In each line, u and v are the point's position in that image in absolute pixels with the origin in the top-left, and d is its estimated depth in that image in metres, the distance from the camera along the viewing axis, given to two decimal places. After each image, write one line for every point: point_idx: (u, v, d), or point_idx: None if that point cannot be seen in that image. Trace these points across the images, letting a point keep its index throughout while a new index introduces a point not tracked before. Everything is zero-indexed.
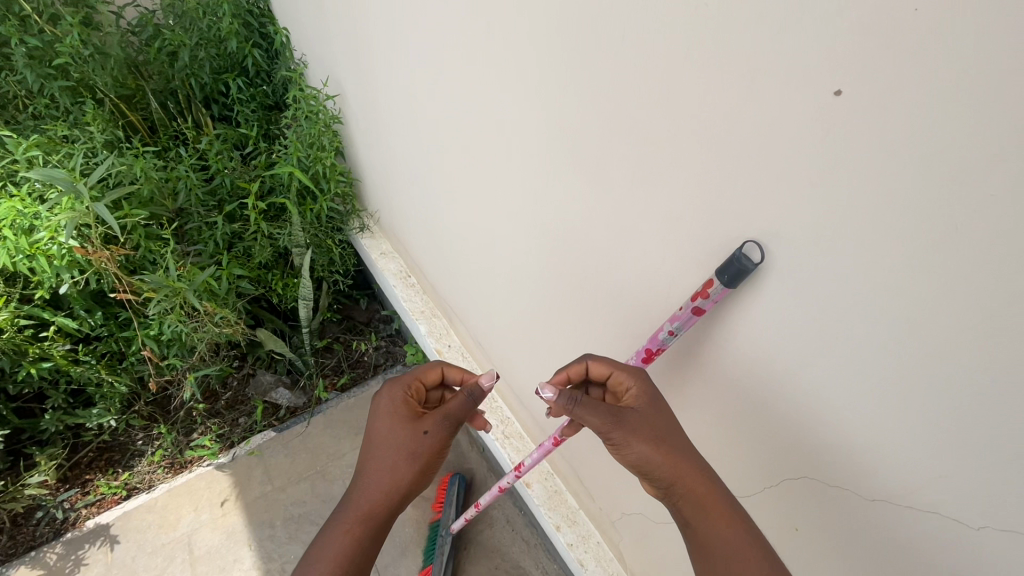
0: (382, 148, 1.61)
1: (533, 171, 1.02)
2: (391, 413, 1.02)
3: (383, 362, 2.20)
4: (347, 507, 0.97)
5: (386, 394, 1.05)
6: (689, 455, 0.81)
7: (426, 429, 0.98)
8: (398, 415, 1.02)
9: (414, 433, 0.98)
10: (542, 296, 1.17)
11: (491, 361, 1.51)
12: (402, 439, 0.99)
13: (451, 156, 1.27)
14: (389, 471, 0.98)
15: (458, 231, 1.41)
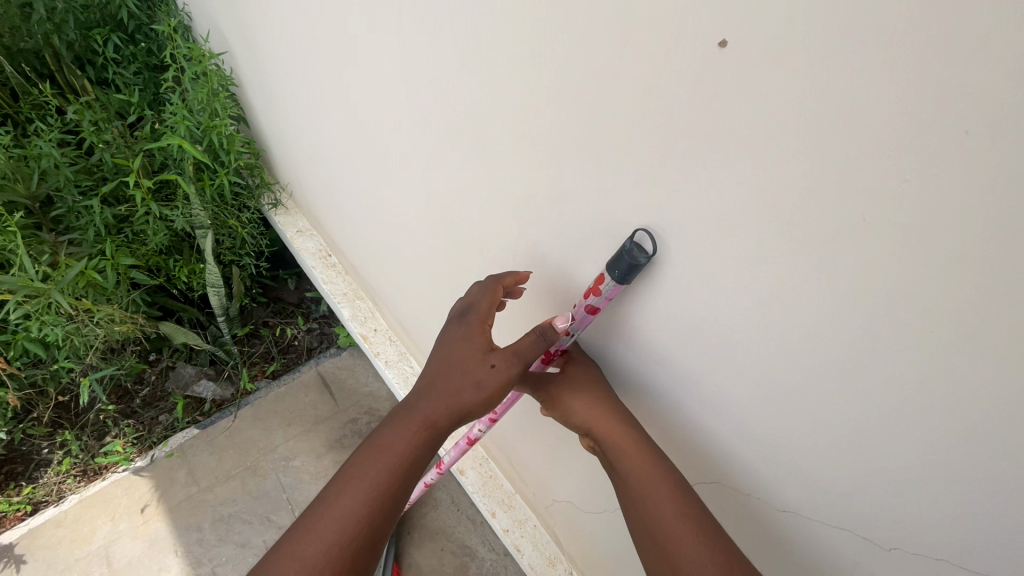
0: (285, 117, 1.44)
1: (448, 135, 0.93)
2: (455, 346, 0.83)
3: (318, 344, 2.08)
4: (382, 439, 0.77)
5: (458, 323, 0.85)
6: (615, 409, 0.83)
7: (494, 362, 0.79)
8: (467, 347, 0.82)
9: (481, 364, 0.79)
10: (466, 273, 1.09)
11: (418, 344, 1.40)
12: (467, 372, 0.80)
13: (357, 121, 1.13)
14: (444, 404, 0.79)
15: (371, 206, 1.28)
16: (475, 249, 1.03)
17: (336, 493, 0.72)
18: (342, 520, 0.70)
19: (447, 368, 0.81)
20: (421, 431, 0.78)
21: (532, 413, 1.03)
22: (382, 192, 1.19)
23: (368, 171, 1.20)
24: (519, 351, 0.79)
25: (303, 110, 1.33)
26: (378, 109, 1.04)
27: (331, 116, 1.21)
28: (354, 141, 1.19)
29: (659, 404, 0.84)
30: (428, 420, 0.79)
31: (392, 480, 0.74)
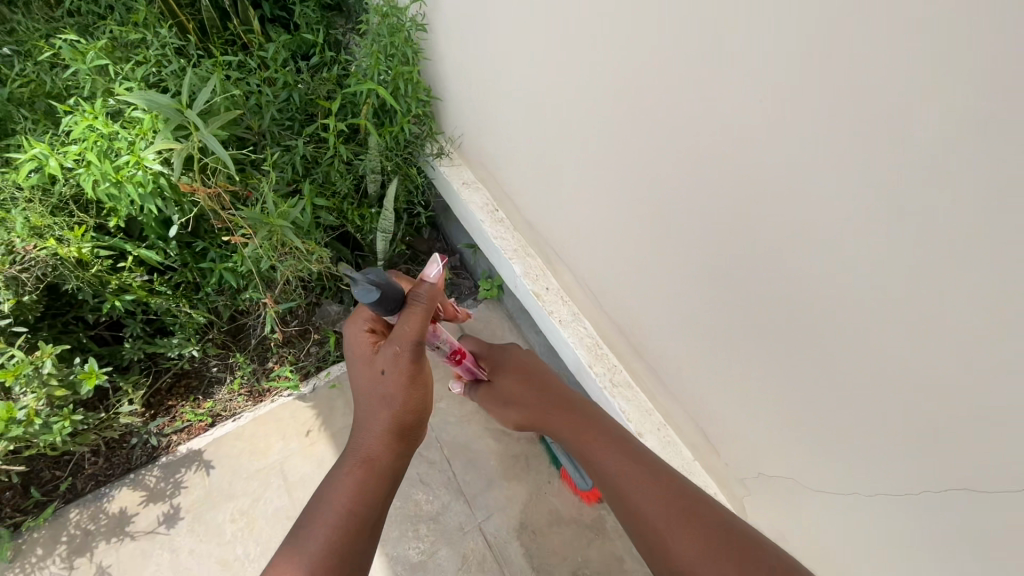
0: (486, 70, 1.42)
1: (728, 111, 0.83)
2: (359, 360, 1.05)
3: (451, 294, 2.14)
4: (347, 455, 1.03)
5: (357, 332, 1.07)
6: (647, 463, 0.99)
7: (383, 369, 1.00)
8: (366, 356, 1.05)
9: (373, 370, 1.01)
10: (692, 254, 1.05)
11: (599, 308, 1.42)
12: (376, 385, 1.02)
13: (595, 82, 1.08)
14: (368, 444, 1.02)
15: (580, 169, 1.25)
16: (710, 235, 0.98)
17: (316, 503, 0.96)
18: (343, 517, 0.93)
19: (370, 397, 1.03)
20: (358, 468, 0.99)
21: (758, 390, 1.04)
22: (599, 155, 1.17)
23: (591, 133, 1.16)
24: (405, 335, 0.98)
25: (516, 63, 1.30)
26: (635, 74, 0.97)
27: (557, 72, 1.18)
28: (581, 102, 1.15)
29: (919, 430, 0.79)
30: (364, 458, 1.01)
31: (379, 493, 0.99)
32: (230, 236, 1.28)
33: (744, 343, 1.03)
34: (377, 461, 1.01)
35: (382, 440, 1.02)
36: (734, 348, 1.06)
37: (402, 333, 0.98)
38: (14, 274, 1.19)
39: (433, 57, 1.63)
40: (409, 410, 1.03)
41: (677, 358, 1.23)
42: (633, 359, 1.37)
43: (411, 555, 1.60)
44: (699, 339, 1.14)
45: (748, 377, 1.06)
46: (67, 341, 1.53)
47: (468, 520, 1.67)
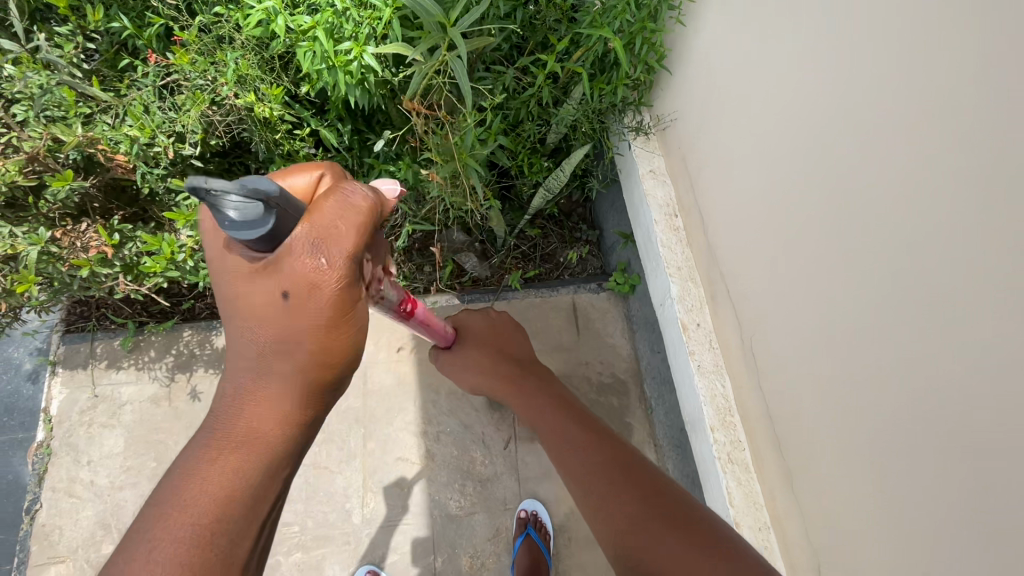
0: (752, 65, 1.16)
1: None
2: (244, 298, 0.65)
3: (577, 270, 2.02)
4: (204, 429, 0.68)
5: (229, 257, 0.64)
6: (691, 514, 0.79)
7: (319, 261, 0.62)
8: (259, 273, 0.63)
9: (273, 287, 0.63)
10: (923, 402, 0.83)
11: (751, 375, 1.23)
12: (281, 328, 0.65)
13: (912, 149, 0.82)
14: (239, 410, 0.69)
15: (817, 231, 1.02)
16: (982, 401, 0.75)
17: (163, 528, 0.60)
18: (174, 551, 0.59)
19: (251, 352, 0.67)
20: (240, 445, 0.67)
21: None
22: (854, 230, 0.93)
23: (859, 203, 0.92)
24: (326, 223, 0.62)
25: (800, 74, 1.03)
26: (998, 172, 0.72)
27: (854, 112, 0.92)
28: (869, 162, 0.89)
29: None
30: (240, 437, 0.67)
31: (221, 489, 0.64)
32: (416, 157, 1.17)
33: (936, 529, 0.83)
34: (261, 436, 0.68)
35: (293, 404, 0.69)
36: (918, 527, 0.86)
37: (328, 228, 0.62)
38: (210, 114, 1.18)
39: (689, 19, 1.34)
40: (311, 364, 0.67)
41: (824, 482, 1.04)
42: (767, 448, 1.19)
43: (450, 506, 1.62)
44: (868, 485, 0.95)
45: (920, 563, 0.86)
46: (227, 181, 1.55)
47: (513, 499, 1.65)
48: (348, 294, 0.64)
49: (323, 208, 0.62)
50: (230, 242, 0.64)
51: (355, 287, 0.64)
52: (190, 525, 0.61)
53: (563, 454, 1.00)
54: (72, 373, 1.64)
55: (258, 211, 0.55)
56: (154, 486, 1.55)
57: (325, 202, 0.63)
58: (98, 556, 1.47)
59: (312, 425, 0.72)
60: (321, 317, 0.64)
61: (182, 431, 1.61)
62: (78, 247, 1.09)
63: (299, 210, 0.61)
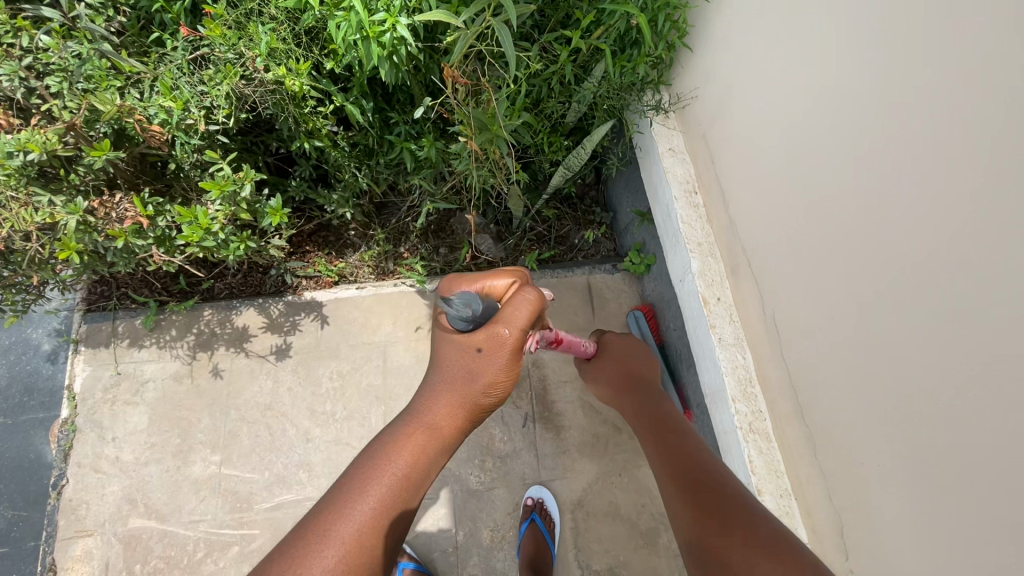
0: (773, 40, 1.18)
1: None
2: (461, 364, 0.96)
3: (591, 252, 2.04)
4: (405, 419, 0.95)
5: (441, 336, 1.00)
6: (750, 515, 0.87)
7: (505, 331, 0.93)
8: (459, 348, 0.95)
9: (467, 348, 0.94)
10: (948, 361, 0.85)
11: (772, 346, 1.26)
12: (464, 365, 0.95)
13: (943, 113, 0.83)
14: (433, 410, 0.95)
15: (839, 200, 1.03)
16: (1010, 356, 0.77)
17: (347, 505, 0.80)
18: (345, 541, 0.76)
19: (455, 377, 0.96)
20: (425, 430, 0.93)
21: (942, 533, 0.89)
22: (878, 197, 0.95)
23: (886, 170, 0.93)
24: (508, 319, 0.94)
25: (824, 45, 1.05)
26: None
27: (879, 80, 0.94)
28: (896, 128, 0.91)
29: None
30: (427, 425, 0.94)
31: (424, 479, 0.90)
32: (451, 130, 1.19)
33: (962, 483, 0.85)
34: (442, 430, 0.94)
35: (469, 400, 0.96)
36: (943, 483, 0.88)
37: (518, 308, 0.95)
38: (240, 87, 1.19)
39: None
40: (491, 390, 0.96)
41: (845, 446, 1.07)
42: (789, 416, 1.22)
43: (470, 481, 1.64)
44: (889, 445, 0.97)
45: (945, 519, 0.88)
46: (249, 160, 1.56)
47: (532, 474, 1.67)
48: (518, 344, 0.95)
49: (511, 313, 0.94)
50: (446, 334, 0.98)
51: (502, 363, 0.95)
52: (365, 508, 0.81)
53: (658, 456, 1.12)
54: (94, 351, 1.65)
55: (472, 313, 0.91)
56: (178, 462, 1.56)
57: (517, 307, 0.95)
58: (125, 530, 1.48)
59: (472, 424, 0.99)
60: (494, 366, 0.94)
61: (204, 408, 1.63)
62: (112, 218, 1.10)
63: (491, 308, 0.96)
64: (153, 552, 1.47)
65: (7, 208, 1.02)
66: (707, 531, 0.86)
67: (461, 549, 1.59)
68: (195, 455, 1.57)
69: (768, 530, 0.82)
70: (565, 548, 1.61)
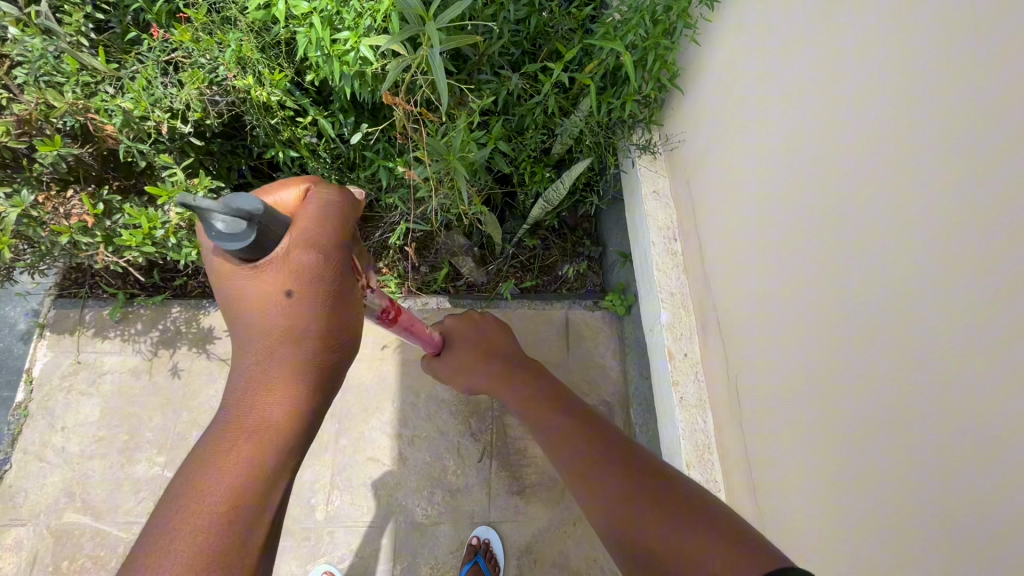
0: (761, 92, 1.11)
1: None
2: (238, 315, 0.68)
3: (575, 285, 1.98)
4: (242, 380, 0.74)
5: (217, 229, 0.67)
6: (678, 493, 0.72)
7: (292, 291, 0.66)
8: (247, 283, 0.66)
9: (276, 291, 0.66)
10: (894, 467, 0.77)
11: (733, 413, 1.18)
12: (280, 324, 0.67)
13: (903, 198, 0.76)
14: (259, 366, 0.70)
15: (808, 270, 0.96)
16: (953, 479, 0.68)
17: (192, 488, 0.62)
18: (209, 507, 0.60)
19: (249, 360, 0.69)
20: (259, 392, 0.69)
21: None
22: (841, 274, 0.88)
23: (850, 244, 0.86)
24: (314, 233, 0.65)
25: (803, 105, 0.98)
26: (983, 231, 0.65)
27: (848, 148, 0.87)
28: (858, 202, 0.84)
29: None
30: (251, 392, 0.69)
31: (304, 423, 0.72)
32: (408, 155, 1.16)
33: None
34: (276, 393, 0.69)
35: (289, 337, 0.68)
36: None
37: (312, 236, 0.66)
38: (210, 94, 1.18)
39: (705, 38, 1.29)
40: (331, 339, 0.71)
41: (793, 536, 0.98)
42: (743, 491, 1.13)
43: (415, 513, 1.58)
44: (834, 545, 0.89)
45: None
46: (230, 163, 1.55)
47: (482, 513, 1.60)
48: (344, 286, 0.69)
49: (307, 216, 0.66)
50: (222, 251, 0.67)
51: (337, 300, 0.69)
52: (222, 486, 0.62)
53: (538, 420, 0.94)
54: (59, 337, 1.65)
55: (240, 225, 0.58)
56: (123, 459, 1.54)
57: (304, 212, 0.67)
58: (58, 523, 1.46)
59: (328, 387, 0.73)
60: (319, 311, 0.68)
61: (157, 406, 1.60)
62: (60, 213, 1.09)
63: (281, 222, 0.63)
64: (82, 549, 1.44)
65: None
66: (643, 518, 0.70)
67: None
68: (141, 454, 1.55)
69: (732, 529, 0.65)
70: None
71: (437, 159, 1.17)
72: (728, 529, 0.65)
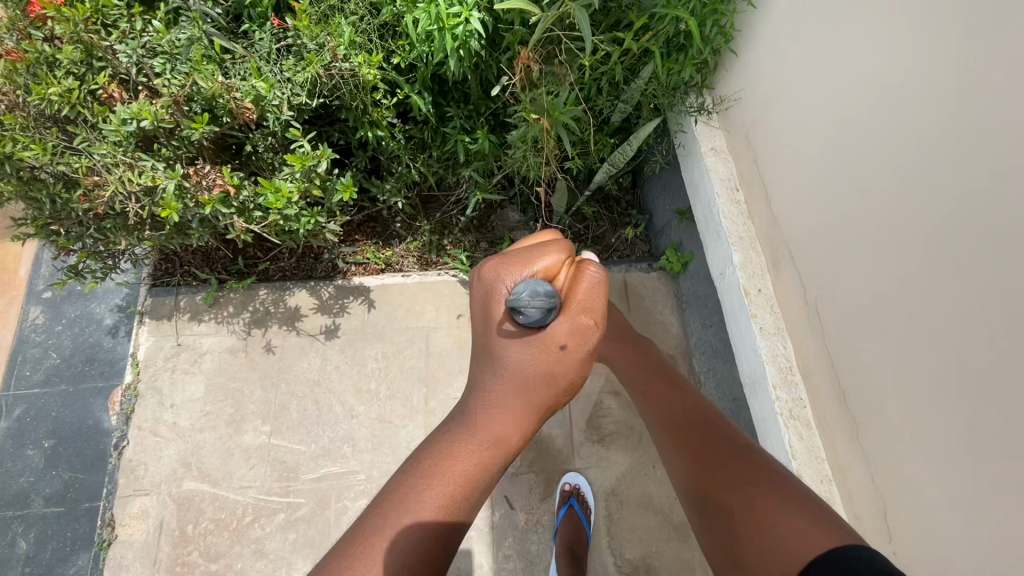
0: (820, 41, 1.23)
1: None
2: (497, 343, 0.90)
3: (626, 251, 2.10)
4: (457, 416, 0.89)
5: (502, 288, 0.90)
6: (775, 483, 0.82)
7: (564, 344, 0.86)
8: (536, 349, 0.86)
9: (553, 347, 0.86)
10: (992, 337, 0.88)
11: (814, 334, 1.29)
12: (545, 369, 0.87)
13: (992, 105, 0.87)
14: (485, 420, 0.86)
15: (887, 187, 1.07)
16: None
17: (405, 492, 0.77)
18: (407, 538, 0.73)
19: (530, 383, 0.87)
20: (488, 444, 0.84)
21: (981, 499, 0.91)
22: (919, 185, 1.00)
23: (926, 158, 0.98)
24: (586, 304, 0.87)
25: (863, 46, 1.11)
26: None
27: (914, 76, 0.99)
28: (930, 122, 0.97)
29: None
30: (493, 439, 0.85)
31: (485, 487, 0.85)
32: (523, 114, 1.32)
33: (1000, 450, 0.88)
34: (505, 443, 0.85)
35: (545, 381, 0.88)
36: (982, 454, 0.91)
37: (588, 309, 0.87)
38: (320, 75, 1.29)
39: (759, 2, 1.42)
40: (566, 392, 0.89)
41: (889, 428, 1.09)
42: (829, 402, 1.25)
43: (506, 465, 1.69)
44: (931, 424, 1.00)
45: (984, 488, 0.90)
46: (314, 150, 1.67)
47: (567, 462, 1.71)
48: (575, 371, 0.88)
49: (579, 295, 0.87)
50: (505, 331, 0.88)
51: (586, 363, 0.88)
52: (433, 497, 0.77)
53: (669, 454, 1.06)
54: (157, 323, 1.75)
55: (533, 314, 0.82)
56: (231, 430, 1.64)
57: (582, 285, 0.87)
58: (179, 491, 1.55)
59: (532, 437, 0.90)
60: (546, 402, 0.88)
61: (257, 381, 1.71)
62: (204, 185, 1.20)
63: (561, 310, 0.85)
64: (204, 514, 1.54)
65: (121, 169, 1.14)
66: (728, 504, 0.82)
67: (497, 530, 1.61)
68: (247, 424, 1.65)
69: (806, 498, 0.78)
70: (599, 535, 1.63)
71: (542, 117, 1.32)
72: (793, 492, 0.79)
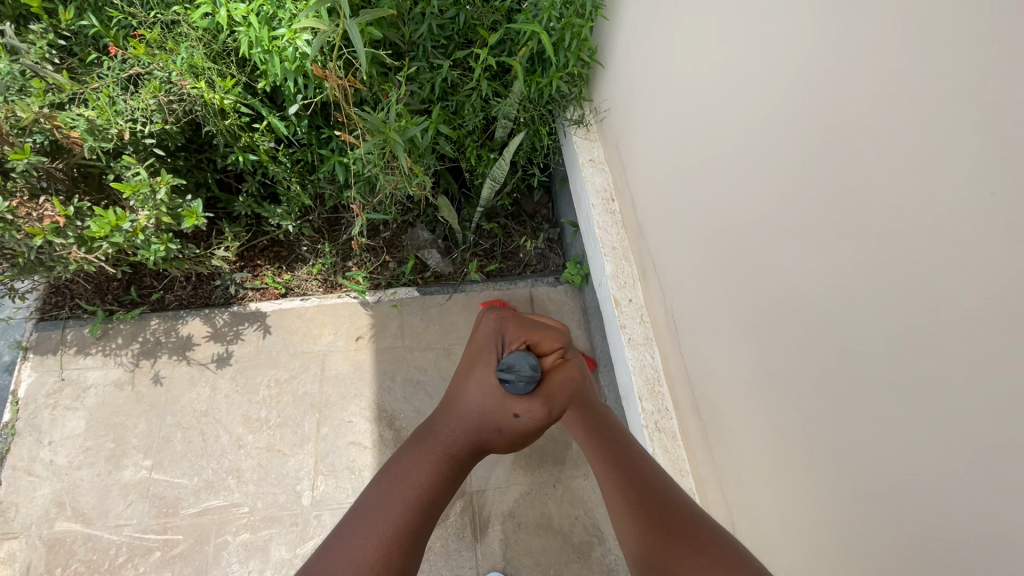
0: (664, 54, 1.25)
1: (900, 206, 0.69)
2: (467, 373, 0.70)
3: (538, 265, 2.04)
4: (413, 437, 0.70)
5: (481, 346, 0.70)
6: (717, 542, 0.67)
7: (519, 410, 0.65)
8: (487, 396, 0.67)
9: (499, 397, 0.66)
10: (790, 338, 0.90)
11: (675, 343, 1.28)
12: (481, 407, 0.68)
13: (784, 111, 0.89)
14: (442, 435, 0.68)
15: (727, 195, 1.05)
16: (831, 332, 0.81)
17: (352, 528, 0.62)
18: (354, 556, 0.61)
19: (470, 421, 0.68)
20: (426, 451, 0.67)
21: (795, 501, 0.92)
22: (742, 190, 1.01)
23: (744, 167, 1.00)
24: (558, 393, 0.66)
25: (695, 56, 1.14)
26: (819, 125, 0.81)
27: (732, 85, 1.02)
28: (745, 132, 0.99)
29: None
30: (430, 446, 0.68)
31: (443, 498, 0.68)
32: (346, 134, 1.27)
33: (805, 453, 0.88)
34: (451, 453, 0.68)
35: (494, 430, 0.68)
36: (789, 455, 0.93)
37: (552, 389, 0.66)
38: (165, 102, 1.28)
39: (613, 17, 1.46)
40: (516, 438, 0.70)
41: (733, 436, 1.08)
42: (688, 412, 1.24)
43: None
44: (757, 427, 1.01)
45: (796, 489, 0.91)
46: (195, 177, 1.65)
47: (464, 484, 1.66)
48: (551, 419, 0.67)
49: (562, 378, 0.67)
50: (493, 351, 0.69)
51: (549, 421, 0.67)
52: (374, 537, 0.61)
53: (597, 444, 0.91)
54: (42, 358, 1.71)
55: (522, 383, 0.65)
56: (110, 466, 1.59)
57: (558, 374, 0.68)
58: (50, 533, 1.50)
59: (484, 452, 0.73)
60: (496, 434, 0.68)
61: (141, 414, 1.66)
62: (33, 218, 1.20)
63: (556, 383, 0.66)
64: (75, 555, 1.48)
65: None
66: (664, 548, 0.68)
67: None
68: (128, 460, 1.60)
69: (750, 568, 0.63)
70: (494, 561, 1.58)
71: (377, 133, 1.29)
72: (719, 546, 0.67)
